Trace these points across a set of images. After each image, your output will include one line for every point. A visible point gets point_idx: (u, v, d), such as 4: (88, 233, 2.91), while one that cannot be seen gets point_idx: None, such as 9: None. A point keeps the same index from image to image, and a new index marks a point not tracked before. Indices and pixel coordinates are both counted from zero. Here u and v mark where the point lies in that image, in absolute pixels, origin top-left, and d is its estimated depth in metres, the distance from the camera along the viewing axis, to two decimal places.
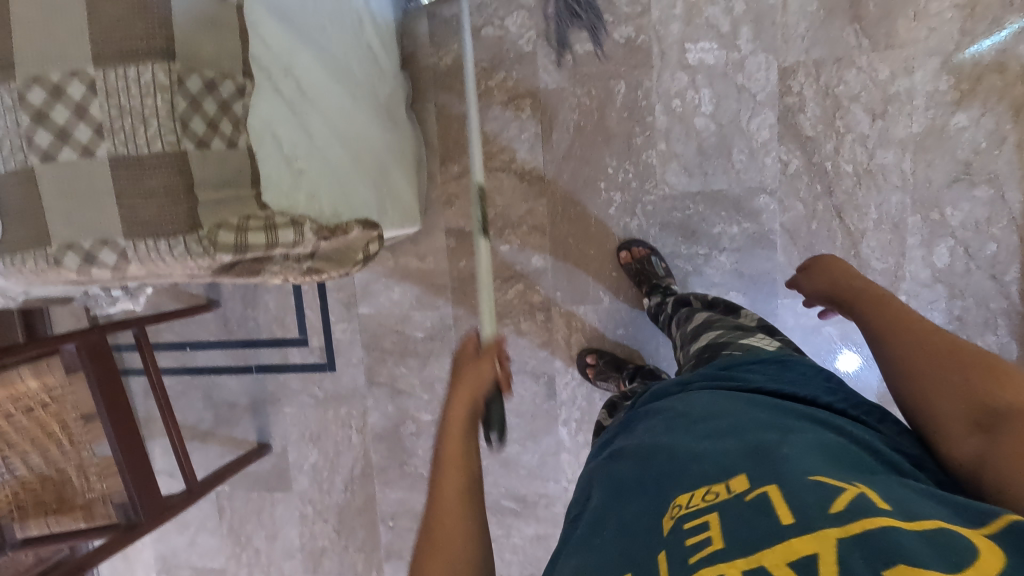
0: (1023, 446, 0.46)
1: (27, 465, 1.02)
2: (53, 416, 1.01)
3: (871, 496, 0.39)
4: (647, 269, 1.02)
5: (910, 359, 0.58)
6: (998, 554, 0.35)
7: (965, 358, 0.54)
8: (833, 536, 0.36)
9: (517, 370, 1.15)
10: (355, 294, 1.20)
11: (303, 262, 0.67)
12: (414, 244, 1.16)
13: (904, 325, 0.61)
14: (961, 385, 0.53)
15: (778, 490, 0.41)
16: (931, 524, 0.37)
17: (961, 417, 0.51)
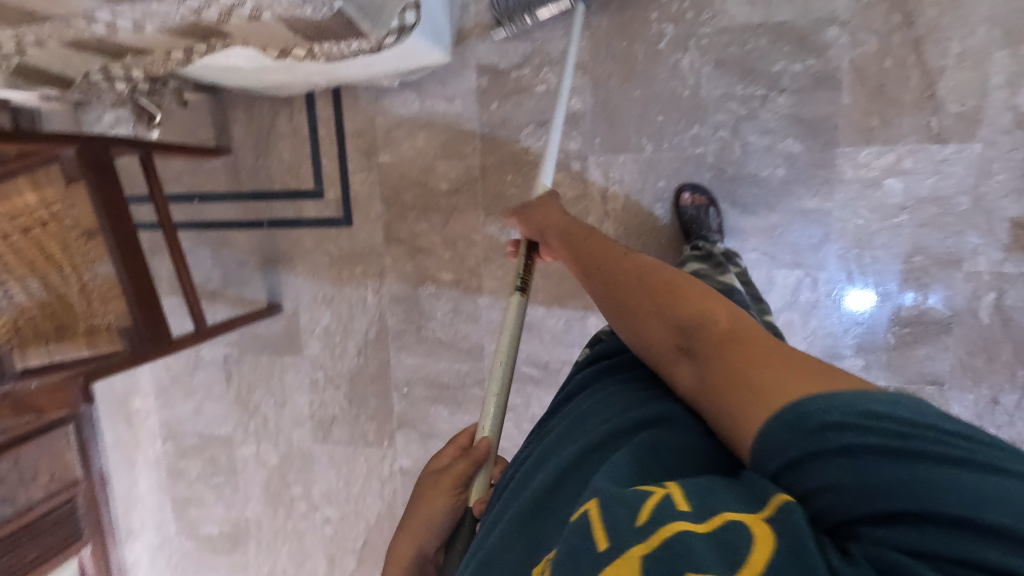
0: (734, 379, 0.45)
1: (26, 291, 0.96)
2: (53, 236, 0.94)
3: (672, 495, 0.36)
4: (694, 217, 0.97)
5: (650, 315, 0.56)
6: (771, 543, 0.33)
7: (709, 307, 0.53)
8: (636, 556, 0.32)
9: None
10: (377, 142, 1.12)
11: (323, 12, 0.59)
12: (442, 84, 1.07)
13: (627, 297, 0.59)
14: (685, 326, 0.52)
15: (596, 505, 0.36)
16: (718, 520, 0.35)
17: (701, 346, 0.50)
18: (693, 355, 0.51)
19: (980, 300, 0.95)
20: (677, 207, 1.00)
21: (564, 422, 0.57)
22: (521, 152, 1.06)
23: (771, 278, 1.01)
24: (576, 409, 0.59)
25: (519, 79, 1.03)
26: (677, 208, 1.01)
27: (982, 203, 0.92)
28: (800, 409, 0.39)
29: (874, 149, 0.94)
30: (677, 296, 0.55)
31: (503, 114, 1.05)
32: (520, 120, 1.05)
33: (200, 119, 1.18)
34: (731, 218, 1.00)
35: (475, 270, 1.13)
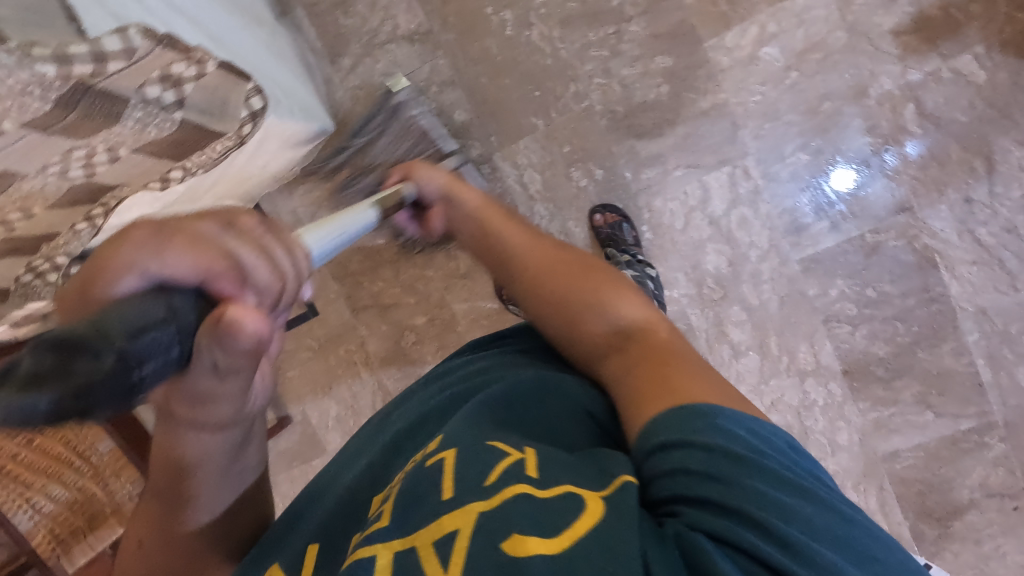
0: (644, 362, 0.53)
1: (50, 498, 0.97)
2: (55, 437, 0.97)
3: (525, 461, 0.44)
4: (613, 233, 1.03)
5: (591, 305, 0.62)
6: (598, 515, 0.38)
7: (637, 301, 0.63)
8: (475, 510, 0.40)
9: None
10: None
11: (169, 125, 0.65)
12: None
13: (552, 300, 0.65)
14: (615, 320, 0.60)
15: (453, 456, 0.46)
16: (560, 489, 0.41)
17: (605, 338, 0.59)
18: (618, 349, 0.57)
19: (883, 156, 0.96)
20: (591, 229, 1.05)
21: (432, 399, 0.61)
22: None
23: (705, 185, 1.02)
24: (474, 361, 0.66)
25: None
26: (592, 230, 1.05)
27: (858, 29, 0.93)
28: (681, 414, 0.42)
29: (737, 29, 0.96)
30: (590, 268, 0.68)
31: None
32: None
33: None
34: (641, 149, 1.02)
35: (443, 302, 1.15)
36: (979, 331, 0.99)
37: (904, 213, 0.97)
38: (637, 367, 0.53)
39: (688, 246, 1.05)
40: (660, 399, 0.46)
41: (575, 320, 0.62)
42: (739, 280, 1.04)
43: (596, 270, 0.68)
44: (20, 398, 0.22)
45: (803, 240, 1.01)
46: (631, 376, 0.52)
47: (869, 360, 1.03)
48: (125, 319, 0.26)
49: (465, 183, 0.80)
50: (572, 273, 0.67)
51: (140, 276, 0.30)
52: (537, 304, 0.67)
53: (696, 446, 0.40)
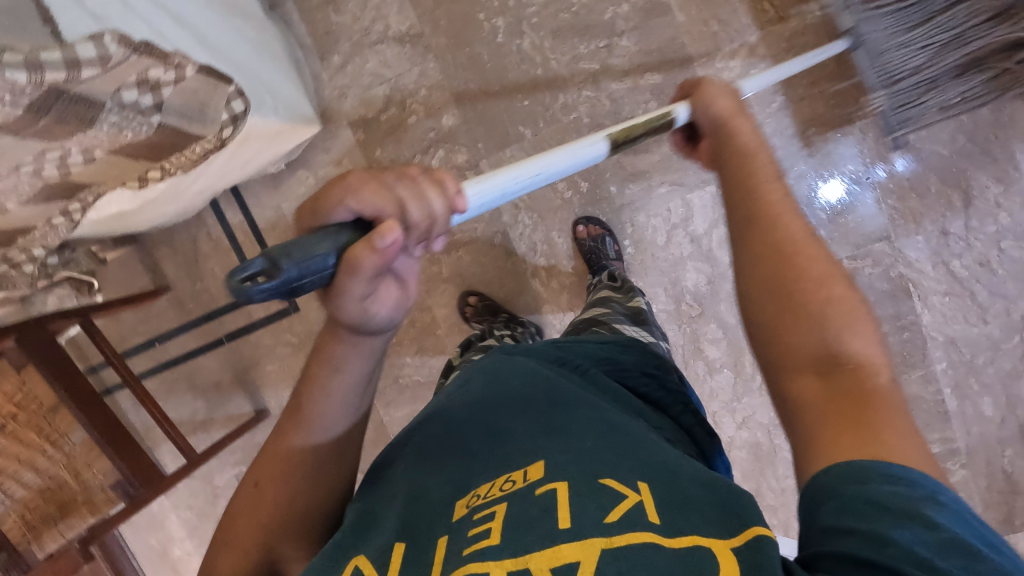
0: (831, 388, 0.41)
1: (22, 484, 1.00)
2: (27, 425, 0.98)
3: (644, 504, 0.43)
4: (594, 247, 1.04)
5: (819, 314, 0.44)
6: (732, 573, 0.37)
7: (872, 336, 0.43)
8: (595, 544, 0.40)
9: (469, 240, 1.11)
10: (291, 226, 1.17)
11: (146, 129, 0.65)
12: (325, 151, 1.12)
13: (788, 246, 0.47)
14: (836, 340, 0.42)
15: (563, 489, 0.44)
16: (687, 539, 0.39)
17: (803, 347, 0.43)
18: (819, 365, 0.42)
19: (872, 171, 0.97)
20: (574, 241, 1.06)
21: (516, 405, 0.58)
22: None
23: (688, 204, 1.03)
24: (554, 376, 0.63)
25: (389, 119, 1.08)
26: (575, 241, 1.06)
27: (845, 58, 0.94)
28: (846, 468, 0.37)
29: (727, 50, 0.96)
30: (788, 253, 0.47)
31: (389, 154, 1.09)
32: (406, 155, 1.09)
33: (133, 270, 1.24)
34: (627, 164, 1.03)
35: (424, 305, 1.15)
36: (948, 360, 1.01)
37: (881, 241, 0.99)
38: (838, 398, 0.40)
39: (668, 263, 1.06)
40: (846, 445, 0.38)
41: (781, 319, 0.44)
42: (717, 299, 1.06)
43: (812, 262, 0.46)
44: (240, 291, 0.33)
45: None
46: (815, 404, 0.41)
47: None
48: (303, 248, 0.36)
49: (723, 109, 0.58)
50: (799, 255, 0.46)
51: (346, 211, 0.40)
52: (753, 263, 0.47)
53: (893, 518, 0.34)
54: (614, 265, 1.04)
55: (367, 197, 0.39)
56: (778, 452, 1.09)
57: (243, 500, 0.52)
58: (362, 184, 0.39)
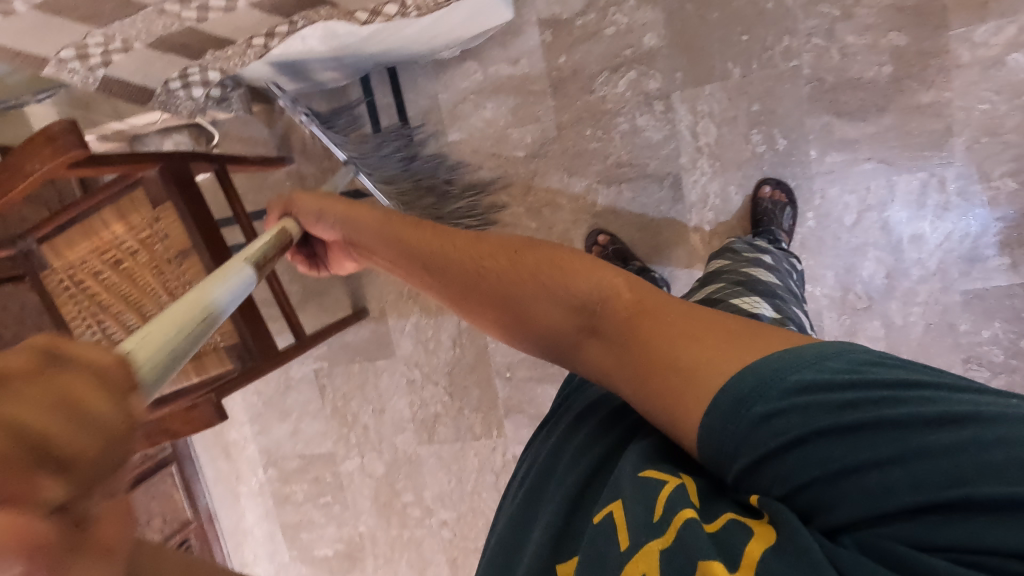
0: (628, 346, 0.46)
1: (124, 327, 0.93)
2: (145, 265, 0.91)
3: (686, 484, 0.40)
4: (769, 211, 0.94)
5: (539, 283, 0.52)
6: (770, 535, 0.36)
7: (591, 264, 0.51)
8: (656, 549, 0.37)
9: (637, 177, 1.02)
10: (442, 121, 1.07)
11: None
12: (503, 47, 1.02)
13: (518, 309, 0.53)
14: (567, 292, 0.50)
15: (618, 505, 0.41)
16: (722, 518, 0.38)
17: (567, 325, 0.50)
18: (588, 328, 0.49)
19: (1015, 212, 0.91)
20: (751, 199, 0.97)
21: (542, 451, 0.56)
22: (598, 102, 1.00)
23: (892, 186, 0.94)
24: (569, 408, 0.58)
25: (585, 25, 0.98)
26: (751, 200, 0.98)
27: None
28: (747, 385, 0.39)
29: (991, 25, 0.86)
30: (518, 272, 0.53)
31: (573, 64, 1.00)
32: (593, 68, 0.99)
33: (259, 133, 1.15)
34: (838, 129, 0.93)
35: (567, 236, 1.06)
36: None
37: None
38: (629, 344, 0.46)
39: (848, 247, 0.97)
40: (686, 395, 0.41)
41: (524, 313, 0.53)
42: (889, 296, 0.97)
43: (529, 253, 0.54)
44: None
45: (974, 271, 0.94)
46: (631, 358, 0.45)
47: None
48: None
49: (363, 206, 0.69)
50: (513, 267, 0.54)
51: None
52: (483, 309, 0.56)
53: (824, 446, 0.36)
54: (782, 234, 0.93)
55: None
56: None
57: None
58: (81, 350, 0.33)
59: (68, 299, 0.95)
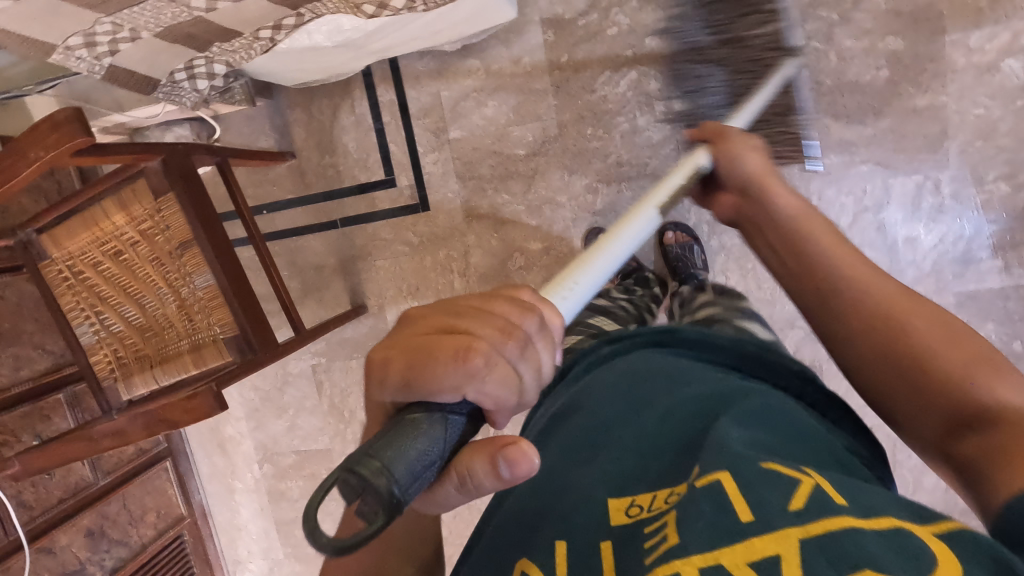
0: (996, 447, 0.41)
1: (123, 318, 0.94)
2: (145, 257, 0.91)
3: (829, 490, 0.39)
4: (682, 254, 1.01)
5: (925, 361, 0.49)
6: (955, 563, 0.33)
7: (1010, 378, 0.46)
8: (795, 535, 0.36)
9: (636, 177, 1.03)
10: (444, 118, 1.08)
11: None
12: (506, 45, 1.03)
13: (877, 315, 0.53)
14: (930, 358, 0.49)
15: (729, 475, 0.41)
16: (887, 521, 0.36)
17: (940, 409, 0.47)
18: (916, 386, 0.49)
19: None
20: (663, 245, 1.05)
21: (631, 414, 0.56)
22: (599, 101, 1.01)
23: (888, 188, 0.95)
24: (662, 374, 0.60)
25: (587, 25, 1.00)
26: (664, 246, 1.05)
27: None
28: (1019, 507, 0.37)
29: (986, 31, 0.88)
30: (901, 343, 0.50)
31: (575, 64, 1.01)
32: (594, 68, 1.01)
33: (261, 127, 1.15)
34: (835, 131, 0.95)
35: (565, 234, 1.07)
36: None
37: None
38: (980, 417, 0.44)
39: None
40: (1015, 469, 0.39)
41: (922, 386, 0.48)
42: None
43: (924, 324, 0.51)
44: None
45: (968, 273, 0.95)
46: (993, 444, 0.42)
47: None
48: (406, 461, 0.35)
49: (794, 192, 0.66)
50: (904, 344, 0.50)
51: None
52: (864, 354, 0.53)
53: None
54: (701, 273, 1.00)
55: (493, 388, 0.37)
56: (897, 468, 1.04)
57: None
58: (488, 368, 0.36)
59: (67, 290, 0.96)
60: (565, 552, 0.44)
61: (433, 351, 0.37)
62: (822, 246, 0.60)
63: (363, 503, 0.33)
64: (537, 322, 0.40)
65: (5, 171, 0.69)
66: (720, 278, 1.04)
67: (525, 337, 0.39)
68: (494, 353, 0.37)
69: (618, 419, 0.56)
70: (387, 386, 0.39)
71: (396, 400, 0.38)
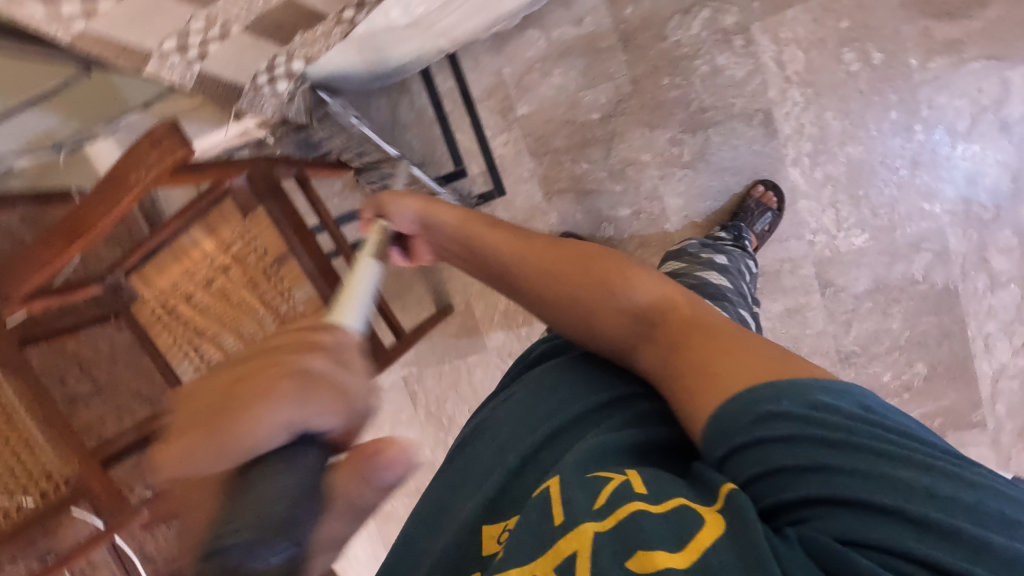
0: (673, 354, 0.43)
1: (223, 349, 0.91)
2: (238, 281, 0.88)
3: (631, 479, 0.39)
4: (750, 209, 0.96)
5: (605, 291, 0.49)
6: (720, 527, 0.34)
7: (652, 279, 0.49)
8: (590, 531, 0.36)
9: (725, 119, 0.97)
10: (510, 96, 1.04)
11: None
12: (565, 7, 0.99)
13: (545, 298, 0.54)
14: (625, 300, 0.48)
15: (556, 483, 0.41)
16: (672, 502, 0.37)
17: (625, 328, 0.48)
18: (645, 334, 0.46)
19: None
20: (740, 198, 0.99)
21: (508, 410, 0.53)
22: (674, 48, 0.96)
23: (1006, 83, 0.88)
24: (545, 371, 0.55)
25: None
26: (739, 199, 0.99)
27: None
28: (747, 397, 0.36)
29: None
30: (609, 272, 0.51)
31: (642, 13, 0.96)
32: (664, 14, 0.95)
33: None
34: (939, 32, 0.88)
35: (655, 194, 1.01)
36: None
37: None
38: (678, 348, 0.43)
39: (967, 155, 0.91)
40: (742, 366, 0.38)
41: (592, 312, 0.50)
42: (1018, 201, 0.91)
43: (600, 263, 0.52)
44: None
45: None
46: (672, 363, 0.43)
47: None
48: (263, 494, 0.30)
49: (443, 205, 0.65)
50: (583, 271, 0.52)
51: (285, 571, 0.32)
52: (553, 305, 0.53)
53: (780, 454, 0.35)
54: (751, 234, 0.94)
55: (321, 408, 0.35)
56: None
57: None
58: (311, 387, 0.35)
59: (163, 330, 0.93)
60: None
61: (233, 436, 0.33)
62: (494, 245, 0.59)
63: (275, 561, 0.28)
64: (337, 338, 0.39)
65: (107, 199, 0.66)
66: (830, 212, 0.97)
67: (323, 346, 0.38)
68: (313, 374, 0.36)
69: (494, 425, 0.53)
70: (218, 454, 0.33)
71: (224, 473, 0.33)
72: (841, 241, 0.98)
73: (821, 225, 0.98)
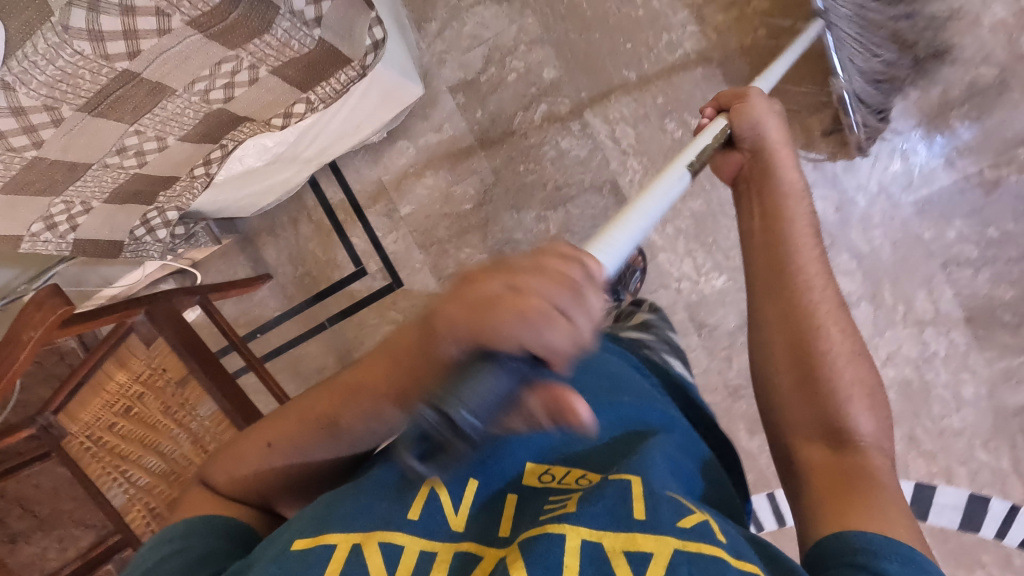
0: (836, 476, 0.51)
1: (146, 469, 0.98)
2: (152, 405, 0.97)
3: (711, 522, 0.45)
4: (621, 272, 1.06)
5: (831, 394, 0.55)
6: None
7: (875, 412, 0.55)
8: (670, 543, 0.42)
9: (578, 194, 1.08)
10: (393, 199, 1.16)
11: (307, 43, 0.62)
12: (425, 119, 1.12)
13: (820, 357, 0.56)
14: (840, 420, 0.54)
15: (640, 485, 0.46)
16: (749, 562, 0.43)
17: (812, 425, 0.55)
18: (833, 439, 0.53)
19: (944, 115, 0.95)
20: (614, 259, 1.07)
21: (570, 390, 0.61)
22: (522, 139, 1.09)
23: (808, 129, 0.99)
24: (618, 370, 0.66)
25: (489, 79, 1.09)
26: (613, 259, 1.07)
27: None
28: (839, 542, 0.46)
29: None
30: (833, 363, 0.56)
31: (490, 115, 1.09)
32: (508, 113, 1.09)
33: (235, 262, 1.24)
34: None
35: None
36: None
37: None
38: (839, 478, 0.51)
39: None
40: (849, 507, 0.48)
41: (810, 396, 0.56)
42: (847, 227, 1.00)
43: (839, 358, 0.57)
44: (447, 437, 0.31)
45: (916, 181, 0.97)
46: (824, 483, 0.51)
47: (992, 304, 0.97)
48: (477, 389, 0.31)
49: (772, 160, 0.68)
50: (810, 366, 0.56)
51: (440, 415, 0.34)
52: (768, 366, 0.59)
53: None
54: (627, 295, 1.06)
55: (555, 339, 0.33)
56: (931, 389, 1.01)
57: (253, 446, 0.53)
58: (551, 322, 0.33)
59: (93, 459, 1.00)
60: (477, 490, 0.50)
61: (469, 312, 0.34)
62: (809, 271, 0.60)
63: (434, 419, 0.31)
64: (583, 270, 0.36)
65: None
66: (688, 260, 1.06)
67: (576, 284, 0.35)
68: (549, 306, 0.33)
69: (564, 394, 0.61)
70: (453, 336, 0.35)
71: (462, 355, 0.35)
72: (705, 285, 1.06)
73: (684, 273, 1.07)
